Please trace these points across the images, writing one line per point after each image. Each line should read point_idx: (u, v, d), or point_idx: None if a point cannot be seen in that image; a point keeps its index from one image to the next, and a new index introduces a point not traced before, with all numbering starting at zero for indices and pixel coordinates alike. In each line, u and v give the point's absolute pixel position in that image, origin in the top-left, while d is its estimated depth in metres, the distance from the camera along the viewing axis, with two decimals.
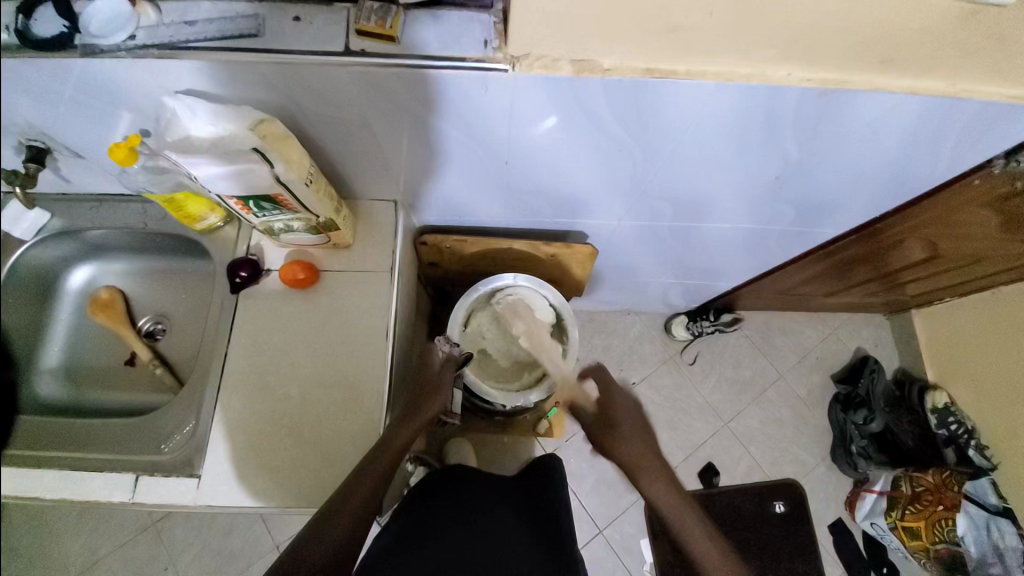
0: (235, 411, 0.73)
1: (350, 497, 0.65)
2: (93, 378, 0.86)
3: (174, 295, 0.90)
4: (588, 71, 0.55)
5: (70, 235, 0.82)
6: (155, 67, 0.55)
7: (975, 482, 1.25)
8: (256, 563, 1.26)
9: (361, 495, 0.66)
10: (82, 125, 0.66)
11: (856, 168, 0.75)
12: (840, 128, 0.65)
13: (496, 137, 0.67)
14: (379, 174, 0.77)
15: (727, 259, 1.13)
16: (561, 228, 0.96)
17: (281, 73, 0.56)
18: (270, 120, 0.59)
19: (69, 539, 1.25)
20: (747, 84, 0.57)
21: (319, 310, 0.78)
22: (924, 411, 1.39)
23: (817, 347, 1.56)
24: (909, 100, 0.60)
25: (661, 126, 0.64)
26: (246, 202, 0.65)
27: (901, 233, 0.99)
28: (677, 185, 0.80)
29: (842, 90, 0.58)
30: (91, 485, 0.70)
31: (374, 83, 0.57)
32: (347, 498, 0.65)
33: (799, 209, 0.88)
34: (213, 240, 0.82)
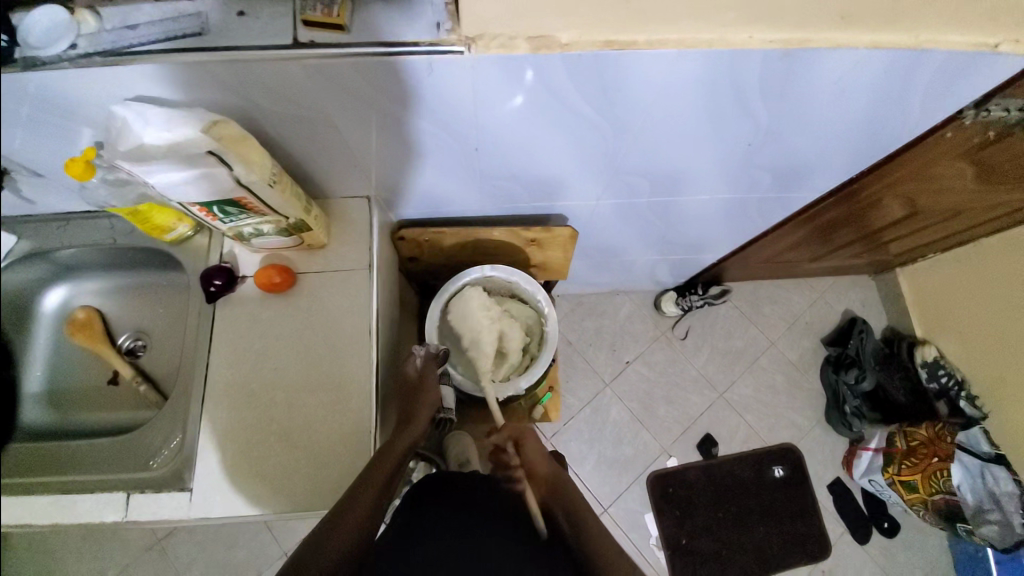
0: (222, 421, 0.72)
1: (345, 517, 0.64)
2: (78, 400, 0.85)
3: (152, 310, 0.89)
4: (546, 47, 0.54)
5: (38, 257, 0.80)
6: (99, 75, 0.54)
7: (967, 432, 1.28)
8: (265, 570, 1.26)
9: (356, 514, 0.64)
10: (34, 143, 0.64)
11: (827, 129, 0.75)
12: (807, 89, 0.65)
13: (462, 123, 0.66)
14: (347, 171, 0.75)
15: (710, 231, 1.13)
16: (539, 213, 0.95)
17: (230, 72, 0.54)
18: (225, 121, 0.57)
19: (75, 563, 1.24)
20: (708, 50, 0.56)
21: (300, 313, 0.77)
22: (914, 366, 1.41)
23: (806, 313, 1.57)
24: (872, 55, 0.59)
25: (628, 100, 0.64)
26: (210, 208, 0.64)
27: (879, 192, 0.99)
28: (650, 159, 0.79)
29: (804, 49, 0.57)
30: (83, 507, 0.69)
31: (329, 75, 0.56)
32: (342, 520, 0.64)
33: (775, 176, 0.88)
34: (185, 250, 0.80)
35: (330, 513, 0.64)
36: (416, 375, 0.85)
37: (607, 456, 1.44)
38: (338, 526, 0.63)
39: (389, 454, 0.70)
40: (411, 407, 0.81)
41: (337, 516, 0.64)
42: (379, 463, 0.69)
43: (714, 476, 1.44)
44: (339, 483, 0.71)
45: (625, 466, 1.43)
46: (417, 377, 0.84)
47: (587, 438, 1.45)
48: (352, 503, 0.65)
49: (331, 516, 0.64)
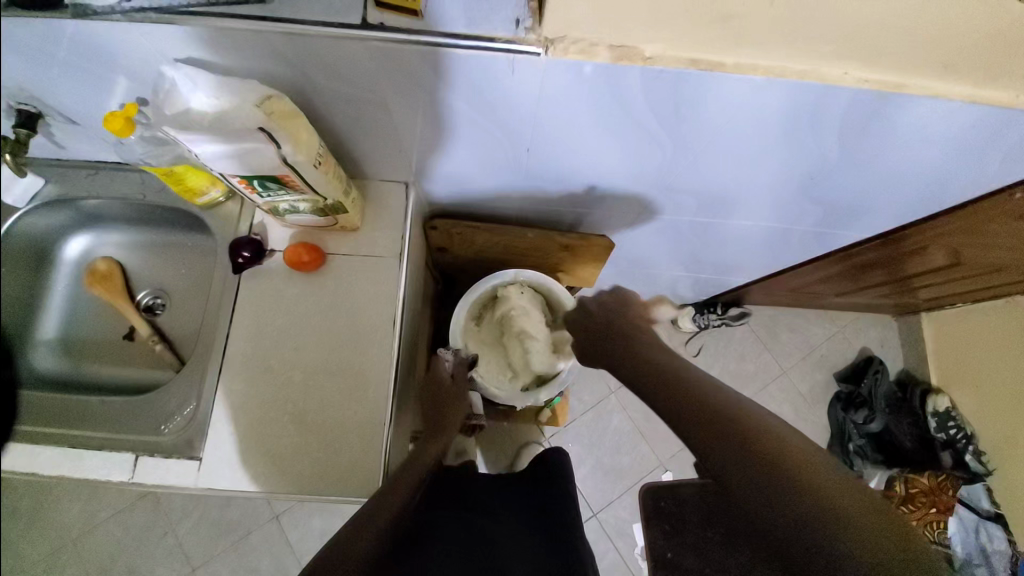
0: (236, 394, 0.71)
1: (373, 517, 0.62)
2: (92, 352, 0.84)
3: (174, 270, 0.87)
4: (627, 58, 0.50)
5: (65, 203, 0.79)
6: (152, 32, 0.51)
7: (969, 488, 1.29)
8: (254, 532, 1.27)
9: (385, 513, 0.63)
10: (75, 90, 0.61)
11: (895, 174, 0.71)
12: (890, 131, 0.61)
13: (520, 122, 0.63)
14: (390, 155, 0.72)
15: (743, 255, 1.10)
16: (576, 218, 0.92)
17: (291, 45, 0.51)
18: (279, 96, 0.54)
19: (70, 502, 1.26)
20: (798, 82, 0.52)
21: (325, 294, 0.75)
22: (924, 415, 1.39)
23: (822, 346, 1.54)
24: (968, 109, 0.55)
25: (699, 121, 0.60)
26: (249, 181, 0.61)
27: (925, 241, 0.96)
28: (705, 180, 0.76)
29: (898, 94, 0.53)
30: (90, 463, 0.69)
31: (393, 60, 0.52)
32: (370, 519, 0.62)
33: (827, 211, 0.85)
34: (215, 215, 0.78)
35: (357, 514, 0.63)
36: (449, 378, 0.88)
37: (603, 463, 1.44)
38: (365, 524, 0.61)
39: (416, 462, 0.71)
40: (443, 413, 0.84)
41: (368, 512, 0.62)
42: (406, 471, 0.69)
43: None
44: (348, 473, 0.70)
45: (620, 475, 1.43)
46: (451, 383, 0.87)
47: (585, 442, 1.44)
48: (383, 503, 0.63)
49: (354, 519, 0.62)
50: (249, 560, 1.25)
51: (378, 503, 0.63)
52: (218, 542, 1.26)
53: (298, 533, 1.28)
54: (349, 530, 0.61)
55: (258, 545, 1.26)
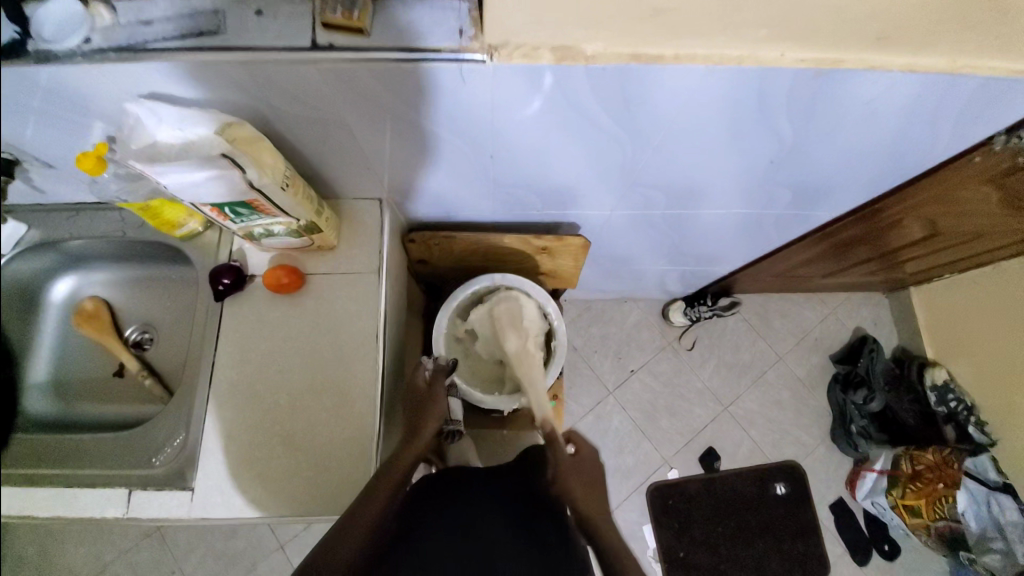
0: (225, 419, 0.71)
1: (348, 531, 0.63)
2: (83, 392, 0.85)
3: (160, 303, 0.89)
4: (569, 58, 0.52)
5: (49, 247, 0.80)
6: (115, 72, 0.53)
7: (974, 459, 1.26)
8: (262, 563, 1.26)
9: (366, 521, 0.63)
10: (47, 136, 0.63)
11: (853, 150, 0.73)
12: (837, 107, 0.62)
13: (480, 130, 0.65)
14: (360, 173, 0.74)
15: (723, 244, 1.11)
16: (551, 220, 0.93)
17: (247, 73, 0.53)
18: (240, 123, 0.57)
19: (75, 547, 1.25)
20: (738, 67, 0.54)
21: (306, 314, 0.76)
22: (924, 389, 1.38)
23: (815, 329, 1.54)
24: (906, 77, 0.57)
25: (653, 114, 0.62)
26: (221, 208, 0.63)
27: (898, 213, 0.97)
28: (670, 173, 0.78)
29: (836, 69, 0.55)
30: (84, 501, 0.69)
31: (346, 79, 0.55)
32: (348, 530, 0.63)
33: (795, 193, 0.86)
34: (195, 246, 0.80)
35: (339, 521, 0.64)
36: (425, 384, 0.84)
37: (607, 465, 1.43)
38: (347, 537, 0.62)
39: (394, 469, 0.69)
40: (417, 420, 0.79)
41: (347, 522, 0.63)
42: (384, 475, 0.67)
43: (715, 489, 1.42)
44: (340, 490, 0.70)
45: (625, 475, 1.42)
46: (426, 390, 0.83)
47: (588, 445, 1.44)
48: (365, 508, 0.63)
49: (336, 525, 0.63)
50: None
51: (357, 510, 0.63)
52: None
53: None
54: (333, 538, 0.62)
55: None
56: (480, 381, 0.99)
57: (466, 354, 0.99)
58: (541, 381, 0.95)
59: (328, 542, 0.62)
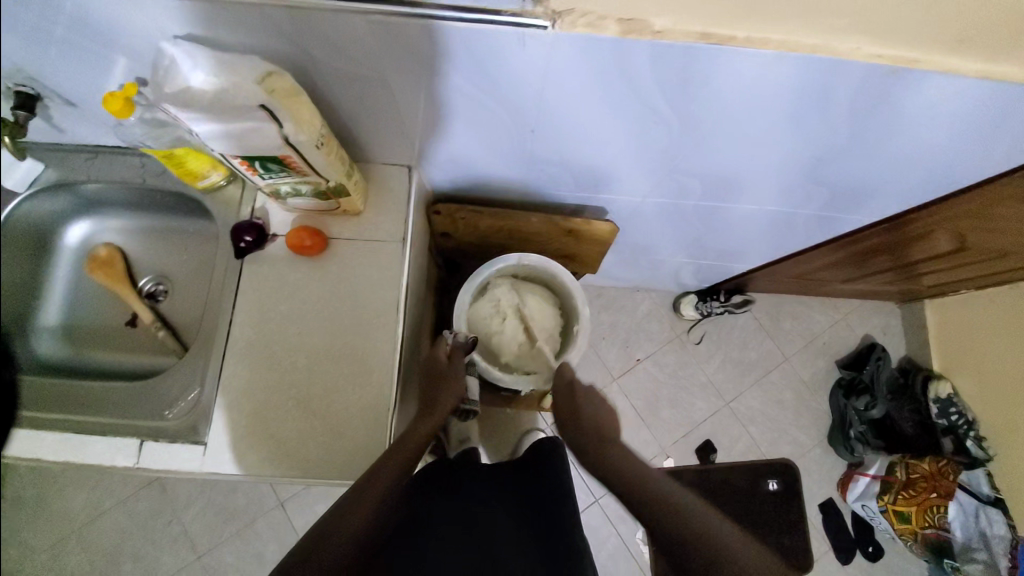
0: (241, 378, 0.71)
1: (355, 504, 0.63)
2: (94, 339, 0.84)
3: (175, 256, 0.87)
4: (636, 32, 0.50)
5: (65, 188, 0.78)
6: (151, 6, 0.50)
7: (970, 472, 1.28)
8: (260, 520, 1.28)
9: (376, 490, 0.64)
10: (71, 70, 0.60)
11: (905, 156, 0.70)
12: (900, 109, 0.60)
13: (525, 100, 0.62)
14: (393, 137, 0.72)
15: (748, 241, 1.09)
16: (579, 202, 0.91)
17: (292, 19, 0.50)
18: (279, 73, 0.53)
19: (75, 491, 1.27)
20: (809, 56, 0.51)
21: (328, 279, 0.74)
22: (926, 401, 1.38)
23: (825, 333, 1.54)
24: (980, 85, 0.54)
25: (709, 99, 0.59)
26: (251, 162, 0.60)
27: (932, 225, 0.95)
28: (712, 163, 0.75)
29: (910, 69, 0.53)
30: (96, 448, 0.69)
31: (396, 34, 0.51)
32: (358, 498, 0.63)
33: (834, 195, 0.84)
34: (215, 200, 0.77)
35: (347, 493, 0.64)
36: (444, 359, 0.84)
37: None
38: (353, 507, 0.63)
39: (406, 443, 0.70)
40: (434, 392, 0.81)
41: (355, 493, 0.63)
42: (400, 449, 0.68)
43: (709, 482, 1.44)
44: (353, 457, 0.70)
45: None
46: (446, 365, 0.84)
47: None
48: (374, 477, 0.65)
49: (344, 496, 0.63)
50: (254, 546, 1.26)
51: (366, 480, 0.64)
52: (223, 529, 1.27)
53: (303, 520, 1.28)
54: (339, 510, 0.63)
55: (262, 532, 1.27)
56: (496, 360, 0.96)
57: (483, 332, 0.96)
58: (559, 364, 0.95)
59: (333, 515, 0.63)
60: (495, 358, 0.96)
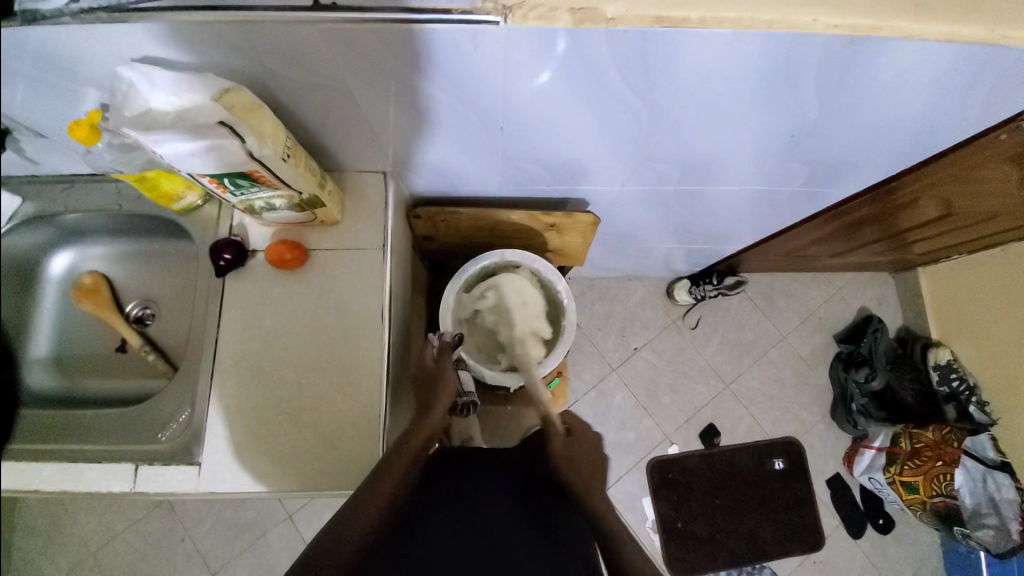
0: (231, 396, 0.71)
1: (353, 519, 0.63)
2: (86, 367, 0.84)
3: (161, 279, 0.87)
4: (589, 21, 0.49)
5: (44, 219, 0.78)
6: (105, 32, 0.50)
7: (974, 438, 1.26)
8: (270, 533, 1.29)
9: (367, 515, 0.64)
10: (37, 101, 0.60)
11: (875, 127, 0.70)
12: (864, 80, 0.60)
13: (490, 98, 0.62)
14: (363, 145, 0.72)
15: (734, 222, 1.08)
16: (559, 196, 0.91)
17: (246, 36, 0.50)
18: (238, 89, 0.54)
19: (86, 517, 1.27)
20: (767, 33, 0.51)
21: (311, 291, 0.74)
22: (926, 368, 1.38)
23: (820, 308, 1.54)
24: (941, 49, 0.54)
25: (671, 83, 0.59)
26: (220, 180, 0.61)
27: (915, 192, 0.94)
28: (685, 147, 0.75)
29: (869, 38, 0.52)
30: (94, 475, 0.69)
31: (351, 43, 0.52)
32: (350, 519, 0.63)
33: (813, 170, 0.83)
34: (194, 220, 0.78)
35: (343, 508, 0.64)
36: (433, 361, 0.84)
37: (609, 440, 1.44)
38: (348, 522, 0.63)
39: (403, 452, 0.69)
40: (428, 397, 0.80)
41: (353, 507, 0.64)
42: (395, 457, 0.68)
43: (715, 464, 1.44)
44: (347, 466, 0.70)
45: (626, 451, 1.43)
46: (434, 365, 0.83)
47: (589, 421, 1.45)
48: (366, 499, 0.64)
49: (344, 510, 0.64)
50: (267, 558, 1.27)
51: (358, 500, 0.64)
52: (235, 544, 1.28)
53: (312, 531, 1.29)
54: (334, 531, 0.63)
55: (275, 544, 1.28)
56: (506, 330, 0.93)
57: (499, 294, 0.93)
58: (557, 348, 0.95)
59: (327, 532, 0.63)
60: (507, 325, 0.93)
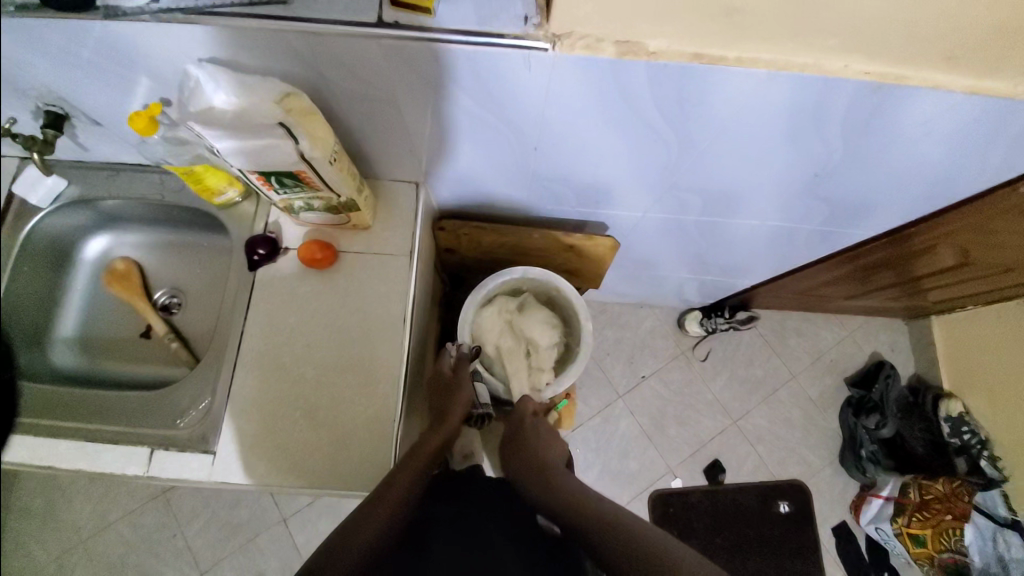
0: (251, 388, 0.72)
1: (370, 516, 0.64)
2: (109, 350, 0.86)
3: (190, 270, 0.90)
4: (632, 53, 0.52)
5: (87, 204, 0.81)
6: (180, 33, 0.54)
7: (985, 493, 1.22)
8: (263, 535, 1.27)
9: (383, 510, 0.64)
10: (101, 91, 0.64)
11: (898, 172, 0.72)
12: (891, 126, 0.62)
13: (528, 119, 0.65)
14: (400, 155, 0.74)
15: (750, 256, 1.10)
16: (582, 218, 0.93)
17: (309, 45, 0.54)
18: (297, 94, 0.57)
19: (82, 504, 1.27)
20: (800, 76, 0.54)
21: (337, 291, 0.76)
22: (937, 420, 1.36)
23: (832, 350, 1.53)
24: (967, 100, 0.56)
25: (704, 117, 0.62)
26: (267, 178, 0.63)
27: (933, 239, 0.95)
28: (710, 179, 0.77)
29: (899, 86, 0.55)
30: (108, 456, 0.70)
31: (404, 58, 0.55)
32: (368, 515, 0.64)
33: (832, 210, 0.85)
34: (231, 215, 0.80)
35: (360, 505, 0.65)
36: (450, 371, 0.88)
37: (611, 467, 1.42)
38: (366, 520, 0.64)
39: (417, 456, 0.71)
40: (443, 405, 0.83)
41: (366, 510, 0.64)
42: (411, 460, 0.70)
43: (718, 501, 1.42)
44: (359, 467, 0.70)
45: (628, 480, 1.41)
46: (451, 375, 0.87)
47: (593, 446, 1.43)
48: (378, 503, 0.64)
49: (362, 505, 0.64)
50: (258, 561, 1.25)
51: (371, 501, 0.64)
52: (226, 545, 1.26)
53: (305, 537, 1.27)
54: (349, 528, 0.63)
55: (266, 548, 1.26)
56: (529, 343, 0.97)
57: (507, 330, 0.97)
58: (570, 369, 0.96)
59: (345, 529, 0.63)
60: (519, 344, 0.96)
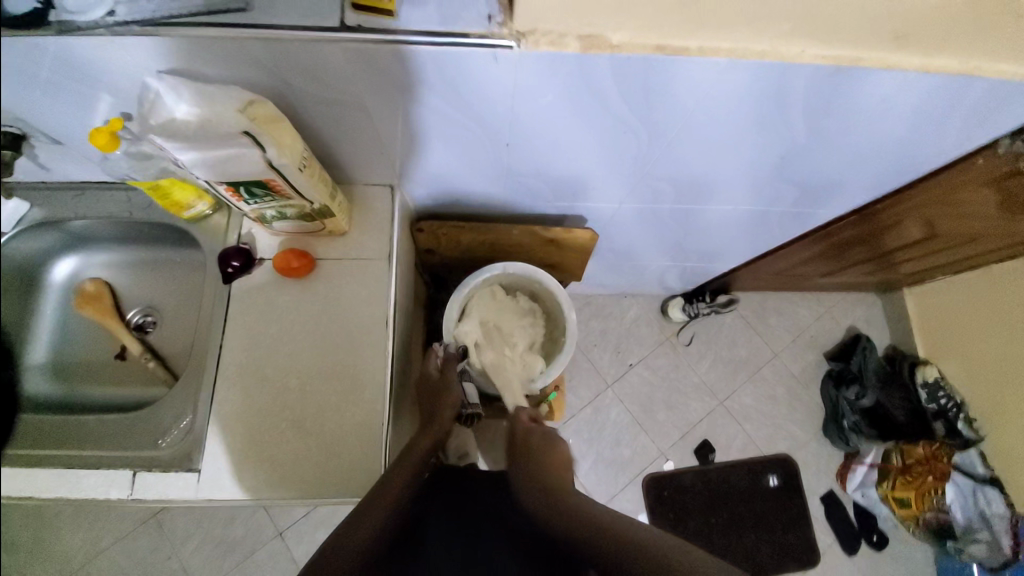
0: (233, 403, 0.71)
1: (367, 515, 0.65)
2: (84, 373, 0.84)
3: (164, 287, 0.88)
4: (596, 47, 0.53)
5: (51, 225, 0.79)
6: (135, 44, 0.52)
7: (963, 453, 1.30)
8: (258, 551, 1.26)
9: (379, 509, 0.65)
10: (57, 108, 0.62)
11: (861, 151, 0.75)
12: (850, 106, 0.64)
13: (498, 116, 0.65)
14: (373, 158, 0.74)
15: (728, 240, 1.12)
16: (559, 212, 0.94)
17: (271, 52, 0.53)
18: (261, 102, 0.56)
19: (68, 533, 1.23)
20: (760, 63, 0.55)
21: (317, 299, 0.75)
22: (914, 386, 1.40)
23: (811, 327, 1.57)
24: (919, 80, 0.58)
25: (671, 108, 0.63)
26: (236, 188, 0.62)
27: (899, 214, 0.99)
28: (682, 167, 0.78)
29: (854, 68, 0.56)
30: (89, 482, 0.68)
31: (369, 61, 0.54)
32: (363, 515, 0.64)
33: (802, 191, 0.87)
34: (203, 229, 0.79)
35: (356, 508, 0.65)
36: (438, 372, 0.90)
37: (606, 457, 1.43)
38: (362, 519, 0.64)
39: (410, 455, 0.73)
40: (433, 407, 0.86)
41: (362, 510, 0.65)
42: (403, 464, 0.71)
43: (710, 482, 1.44)
44: (349, 474, 0.70)
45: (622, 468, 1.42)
46: (440, 376, 0.89)
47: (586, 437, 1.45)
48: (373, 502, 0.65)
49: (358, 505, 0.65)
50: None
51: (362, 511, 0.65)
52: (222, 563, 1.24)
53: (303, 548, 1.26)
54: (345, 529, 0.64)
55: (262, 563, 1.25)
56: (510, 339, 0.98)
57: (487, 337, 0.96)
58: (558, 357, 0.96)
59: (342, 530, 0.64)
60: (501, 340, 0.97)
